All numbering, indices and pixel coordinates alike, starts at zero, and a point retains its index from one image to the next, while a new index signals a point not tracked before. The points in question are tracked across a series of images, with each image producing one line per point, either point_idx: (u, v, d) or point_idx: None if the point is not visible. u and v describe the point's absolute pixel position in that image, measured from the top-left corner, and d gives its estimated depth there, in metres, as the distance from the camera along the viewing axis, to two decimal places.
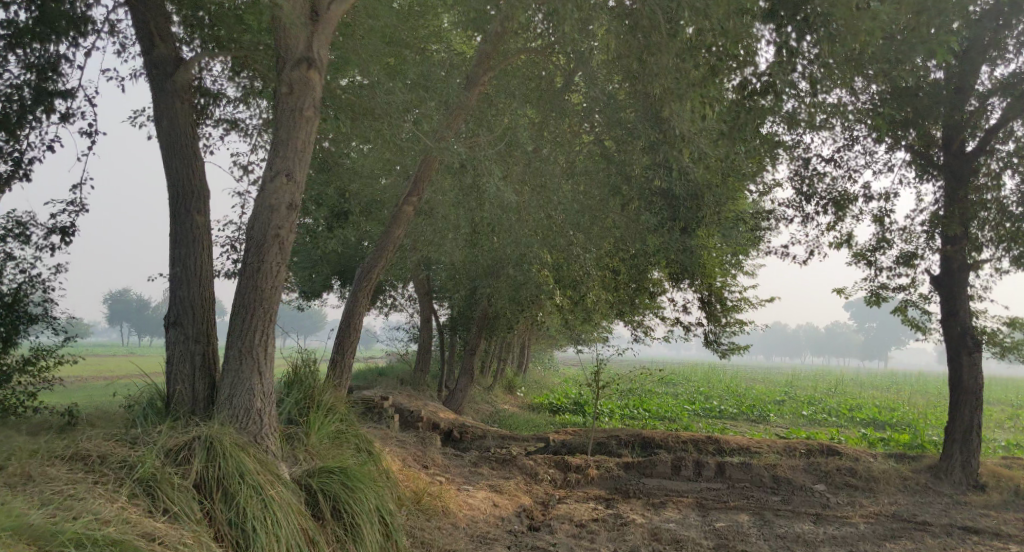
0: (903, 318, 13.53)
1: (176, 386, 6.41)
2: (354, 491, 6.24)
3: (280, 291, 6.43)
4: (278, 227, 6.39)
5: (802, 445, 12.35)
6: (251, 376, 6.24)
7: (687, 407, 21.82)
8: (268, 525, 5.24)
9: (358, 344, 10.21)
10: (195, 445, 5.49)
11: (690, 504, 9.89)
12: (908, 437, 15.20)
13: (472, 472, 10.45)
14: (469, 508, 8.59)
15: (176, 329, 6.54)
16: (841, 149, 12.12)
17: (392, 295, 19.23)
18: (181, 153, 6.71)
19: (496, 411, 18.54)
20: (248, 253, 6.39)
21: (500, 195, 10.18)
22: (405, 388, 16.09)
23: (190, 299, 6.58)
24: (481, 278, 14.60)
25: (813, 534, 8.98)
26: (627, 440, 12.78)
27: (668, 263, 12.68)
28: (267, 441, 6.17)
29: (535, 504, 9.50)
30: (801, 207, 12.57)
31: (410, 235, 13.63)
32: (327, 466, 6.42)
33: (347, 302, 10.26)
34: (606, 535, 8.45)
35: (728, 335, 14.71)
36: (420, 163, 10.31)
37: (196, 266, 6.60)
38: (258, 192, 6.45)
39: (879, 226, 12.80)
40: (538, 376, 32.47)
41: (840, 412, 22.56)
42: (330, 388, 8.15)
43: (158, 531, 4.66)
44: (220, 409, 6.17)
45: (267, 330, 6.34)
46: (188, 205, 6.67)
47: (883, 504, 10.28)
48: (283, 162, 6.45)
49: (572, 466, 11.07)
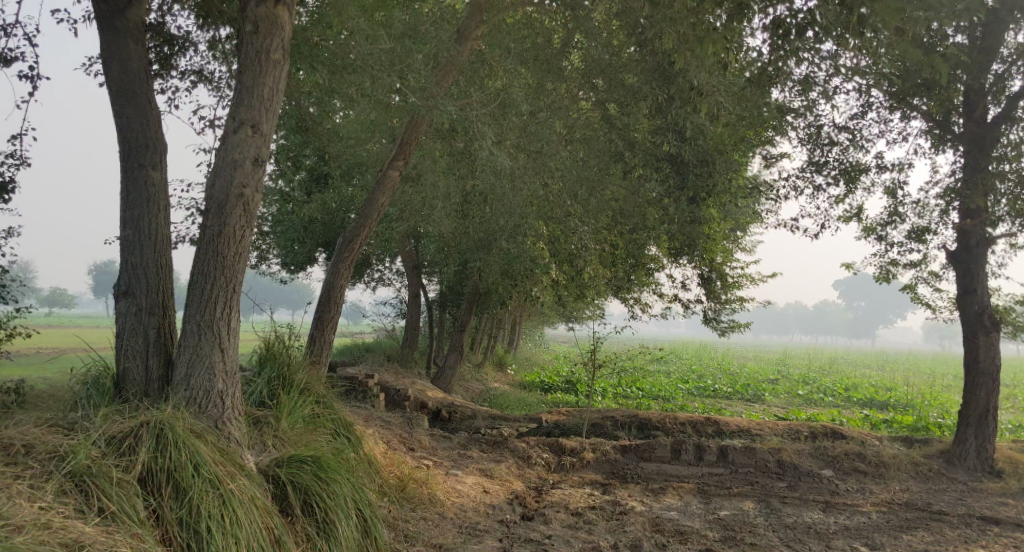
0: (913, 295, 12.91)
1: (128, 364, 5.71)
2: (328, 482, 5.56)
3: (246, 258, 5.73)
4: (242, 185, 5.68)
5: (807, 428, 11.75)
6: (211, 353, 5.55)
7: (682, 386, 21.22)
8: (225, 524, 4.58)
9: (340, 319, 9.54)
10: (141, 432, 4.80)
11: (691, 490, 9.31)
12: (912, 419, 14.65)
13: (462, 455, 9.83)
14: (457, 495, 7.97)
15: (126, 300, 5.81)
16: (855, 116, 11.41)
17: (380, 268, 18.52)
18: (132, 102, 5.95)
19: (486, 389, 17.98)
20: (207, 214, 5.66)
21: (494, 160, 9.45)
22: (392, 365, 15.43)
23: (143, 265, 5.84)
24: (472, 252, 13.91)
25: (824, 524, 8.38)
26: (622, 421, 12.18)
27: (670, 237, 12.02)
28: (229, 426, 5.48)
29: (528, 489, 8.90)
30: (811, 178, 11.91)
31: (398, 205, 12.92)
32: (298, 455, 5.74)
33: (328, 274, 9.54)
34: (604, 526, 7.81)
35: (728, 313, 14.16)
36: (407, 125, 9.53)
37: (150, 229, 5.85)
38: (220, 146, 5.73)
39: (891, 198, 12.16)
40: (528, 352, 31.99)
41: (838, 391, 22.09)
42: (305, 366, 7.49)
43: (83, 539, 4.00)
44: (175, 390, 5.47)
45: (228, 301, 5.64)
46: (141, 159, 5.91)
47: (895, 492, 9.73)
48: (248, 111, 5.73)
49: (567, 450, 10.48)
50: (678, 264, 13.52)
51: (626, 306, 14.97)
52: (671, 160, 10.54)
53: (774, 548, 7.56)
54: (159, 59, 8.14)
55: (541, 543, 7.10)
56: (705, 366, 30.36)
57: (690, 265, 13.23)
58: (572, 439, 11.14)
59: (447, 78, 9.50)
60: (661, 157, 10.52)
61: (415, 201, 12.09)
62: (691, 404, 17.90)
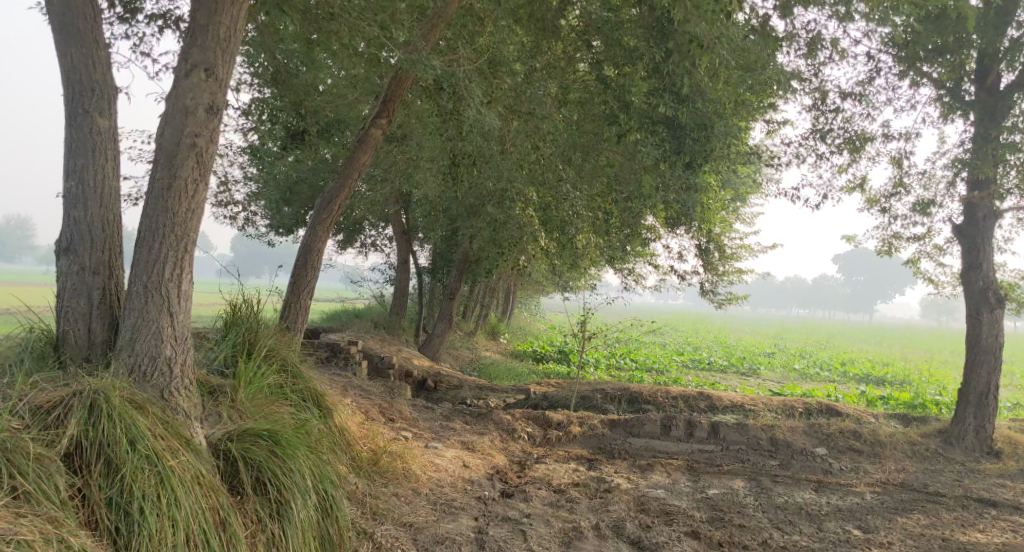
0: (916, 270, 12.47)
1: (69, 327, 5.38)
2: (285, 458, 5.20)
3: (198, 215, 5.32)
4: (195, 134, 5.27)
5: (802, 405, 11.35)
6: (159, 317, 5.16)
7: (676, 358, 20.87)
8: (160, 505, 4.45)
9: (317, 283, 9.05)
10: (72, 402, 4.61)
11: (680, 467, 8.96)
12: (910, 396, 14.26)
13: (443, 426, 9.46)
14: (435, 469, 7.59)
15: (68, 258, 5.43)
16: (862, 82, 10.86)
17: (370, 233, 18.06)
18: (76, 39, 5.45)
19: (476, 358, 17.63)
20: (155, 166, 5.24)
21: (481, 120, 8.98)
22: (378, 332, 15.05)
23: (87, 221, 5.44)
24: (463, 218, 13.45)
25: (816, 505, 8.00)
26: (612, 395, 11.82)
27: (665, 206, 11.60)
28: (177, 397, 5.13)
29: (510, 464, 8.53)
30: (815, 146, 11.41)
31: (382, 166, 12.43)
32: (253, 429, 5.37)
33: (305, 236, 9.05)
34: (587, 504, 7.45)
35: (726, 286, 13.84)
36: (391, 80, 8.99)
37: (95, 181, 5.43)
38: (170, 89, 5.29)
39: (897, 169, 11.68)
40: (522, 321, 31.60)
41: (834, 366, 21.73)
42: (273, 333, 7.11)
43: None
44: (118, 356, 5.10)
45: (179, 262, 5.24)
46: (86, 104, 5.47)
47: (890, 472, 9.36)
48: (202, 53, 5.29)
49: (552, 423, 10.11)
50: (675, 234, 13.07)
51: (620, 276, 14.55)
52: (667, 122, 9.73)
53: (764, 530, 7.20)
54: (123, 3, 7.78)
55: (519, 523, 6.72)
56: (700, 339, 30.00)
57: (686, 235, 12.77)
58: (558, 412, 10.76)
59: (433, 33, 8.91)
60: (656, 119, 9.72)
61: (401, 162, 11.63)
62: (684, 377, 17.52)
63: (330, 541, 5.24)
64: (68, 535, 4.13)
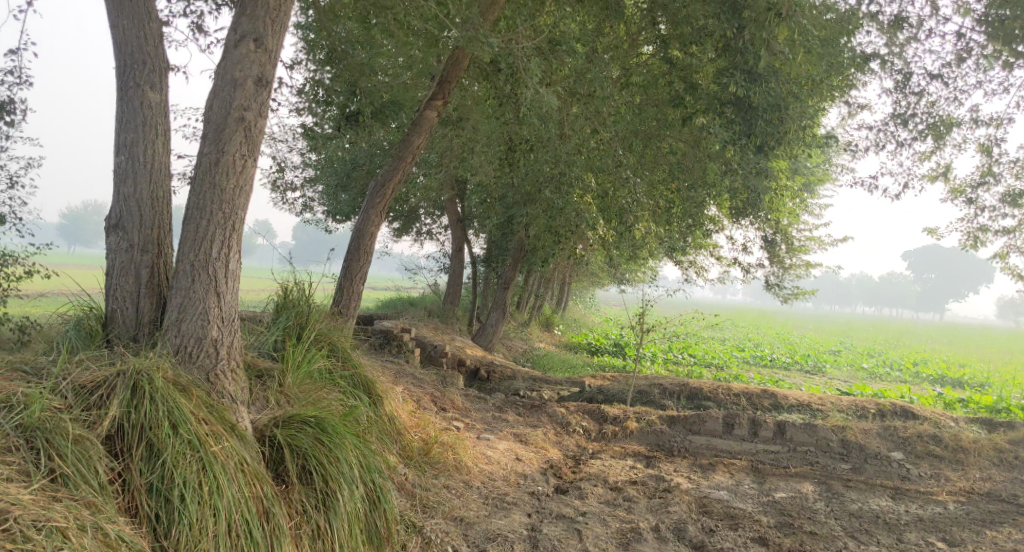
0: (1002, 265, 11.74)
1: (117, 305, 5.30)
2: (332, 446, 4.99)
3: (247, 192, 5.20)
4: (243, 108, 5.15)
5: (874, 406, 10.77)
6: (206, 297, 5.04)
7: (737, 355, 20.25)
8: (201, 493, 4.30)
9: (370, 268, 8.85)
10: (115, 383, 4.50)
11: (744, 468, 8.54)
12: (990, 400, 13.46)
13: (496, 418, 9.20)
14: (487, 462, 7.32)
15: (117, 235, 5.35)
16: (950, 63, 10.22)
17: (427, 221, 17.92)
18: (128, 10, 5.36)
19: (530, 349, 17.35)
20: (204, 140, 5.14)
21: (539, 100, 8.67)
22: (432, 320, 14.87)
23: (137, 197, 5.36)
24: (519, 205, 13.17)
25: (894, 514, 7.51)
26: (671, 390, 11.40)
27: (731, 195, 11.14)
28: (223, 379, 5.00)
29: (565, 459, 8.24)
30: (896, 132, 10.80)
31: (438, 151, 12.22)
32: (300, 416, 5.19)
33: (358, 220, 8.87)
34: (646, 504, 7.10)
35: (792, 279, 13.26)
36: (448, 60, 8.76)
37: (145, 156, 5.34)
38: (219, 62, 5.20)
39: (986, 157, 10.99)
40: (576, 313, 31.19)
41: (906, 366, 20.80)
42: (325, 317, 6.96)
43: (14, 507, 3.79)
44: (164, 336, 5.00)
45: (227, 240, 5.12)
46: (137, 77, 5.37)
47: (974, 480, 8.75)
48: (252, 23, 5.20)
49: (609, 417, 9.76)
50: (739, 225, 12.59)
51: (680, 268, 14.09)
52: (736, 103, 9.29)
53: (837, 539, 6.76)
54: None
55: (575, 521, 6.42)
56: (763, 335, 29.15)
57: (751, 225, 12.29)
58: (615, 406, 10.41)
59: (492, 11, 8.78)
60: (725, 100, 9.32)
61: (458, 147, 11.40)
62: (746, 374, 16.95)
63: (378, 535, 5.02)
64: (103, 523, 3.99)
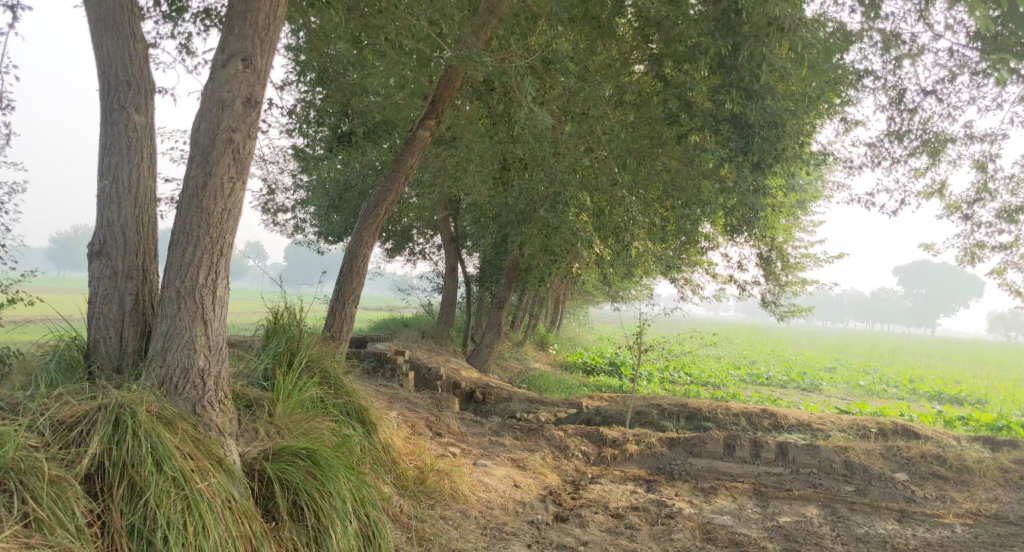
0: (1000, 281, 11.65)
1: (100, 335, 5.12)
2: (324, 480, 4.81)
3: (235, 216, 5.04)
4: (231, 129, 5.00)
5: (875, 425, 10.60)
6: (192, 325, 4.86)
7: (733, 373, 20.07)
8: (186, 534, 4.12)
9: (363, 291, 8.68)
10: (96, 418, 4.33)
11: (746, 491, 8.35)
12: (990, 417, 13.31)
13: (493, 442, 9.00)
14: (485, 489, 7.12)
15: (100, 262, 5.17)
16: (943, 79, 10.17)
17: (420, 241, 17.76)
18: (112, 31, 5.20)
19: (525, 369, 17.15)
20: (190, 163, 4.98)
21: (534, 119, 8.54)
22: (426, 342, 14.66)
23: (121, 223, 5.18)
24: (513, 225, 13.03)
25: (902, 538, 7.33)
26: (669, 411, 11.21)
27: (726, 213, 11.02)
28: (210, 411, 4.82)
29: (564, 484, 8.04)
30: (891, 149, 10.72)
31: (431, 170, 12.09)
32: (290, 447, 5.01)
33: (350, 241, 8.70)
34: (648, 532, 6.90)
35: (789, 297, 13.08)
36: (441, 79, 8.65)
37: (129, 180, 5.17)
38: (206, 82, 5.05)
39: (981, 173, 10.92)
40: (570, 332, 31.03)
41: (902, 383, 20.68)
42: (317, 342, 6.78)
43: None
44: (149, 366, 4.82)
45: (215, 266, 4.95)
46: (122, 99, 5.21)
47: (981, 501, 8.58)
48: (240, 43, 5.05)
49: (608, 440, 9.56)
50: (735, 243, 12.48)
51: (676, 287, 13.95)
52: (732, 120, 9.18)
53: None
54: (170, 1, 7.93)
55: None
56: (758, 352, 28.99)
57: (746, 243, 12.17)
58: (614, 429, 10.21)
59: (484, 29, 8.60)
60: (720, 118, 9.21)
61: (450, 166, 11.27)
62: (743, 392, 16.78)
63: None
64: None
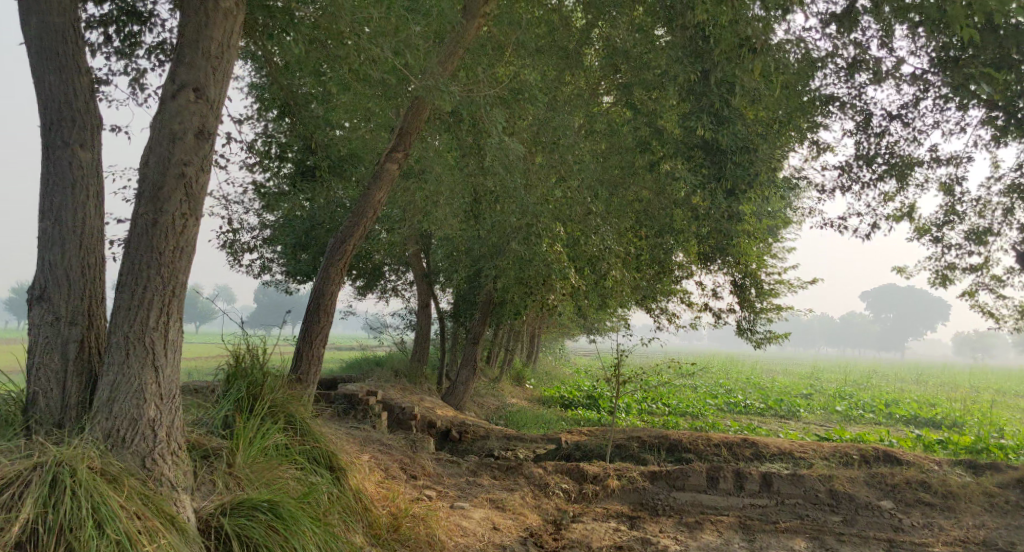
0: (972, 303, 11.64)
1: (42, 386, 4.82)
2: (287, 535, 4.53)
3: (187, 255, 4.79)
4: (183, 163, 4.76)
5: (857, 451, 10.43)
6: (142, 372, 4.59)
7: (711, 402, 19.91)
8: None
9: (331, 330, 8.39)
10: (33, 479, 4.04)
11: (731, 525, 8.10)
12: (969, 440, 13.21)
13: (470, 483, 8.68)
14: (461, 533, 6.79)
15: (42, 307, 4.89)
16: (907, 104, 10.21)
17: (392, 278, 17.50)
18: (55, 64, 4.96)
19: (502, 405, 16.84)
20: (139, 200, 4.73)
21: (503, 148, 8.38)
22: (400, 380, 14.32)
23: (64, 265, 4.91)
24: (485, 258, 12.83)
25: None
26: (649, 442, 10.97)
27: (699, 241, 10.90)
28: (160, 465, 4.53)
29: (544, 525, 7.73)
30: (860, 173, 10.72)
31: (401, 205, 11.89)
32: (250, 500, 4.72)
33: (316, 279, 8.43)
34: None
35: (764, 324, 12.86)
36: (407, 111, 8.50)
37: (73, 219, 4.90)
38: (156, 115, 4.82)
39: (948, 196, 10.94)
40: (547, 365, 30.73)
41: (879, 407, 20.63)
42: (281, 385, 6.48)
43: None
44: (94, 418, 4.53)
45: (165, 308, 4.69)
46: (66, 135, 4.97)
47: (969, 528, 8.39)
48: (191, 73, 4.84)
49: (588, 476, 9.28)
50: (709, 270, 12.37)
51: (652, 316, 13.78)
52: (704, 146, 9.07)
53: None
54: (123, 38, 7.74)
55: None
56: (735, 380, 28.92)
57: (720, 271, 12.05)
58: (594, 464, 9.93)
59: (450, 61, 8.35)
60: (692, 144, 9.09)
61: (419, 200, 11.08)
62: (723, 422, 16.57)
63: None
64: None
